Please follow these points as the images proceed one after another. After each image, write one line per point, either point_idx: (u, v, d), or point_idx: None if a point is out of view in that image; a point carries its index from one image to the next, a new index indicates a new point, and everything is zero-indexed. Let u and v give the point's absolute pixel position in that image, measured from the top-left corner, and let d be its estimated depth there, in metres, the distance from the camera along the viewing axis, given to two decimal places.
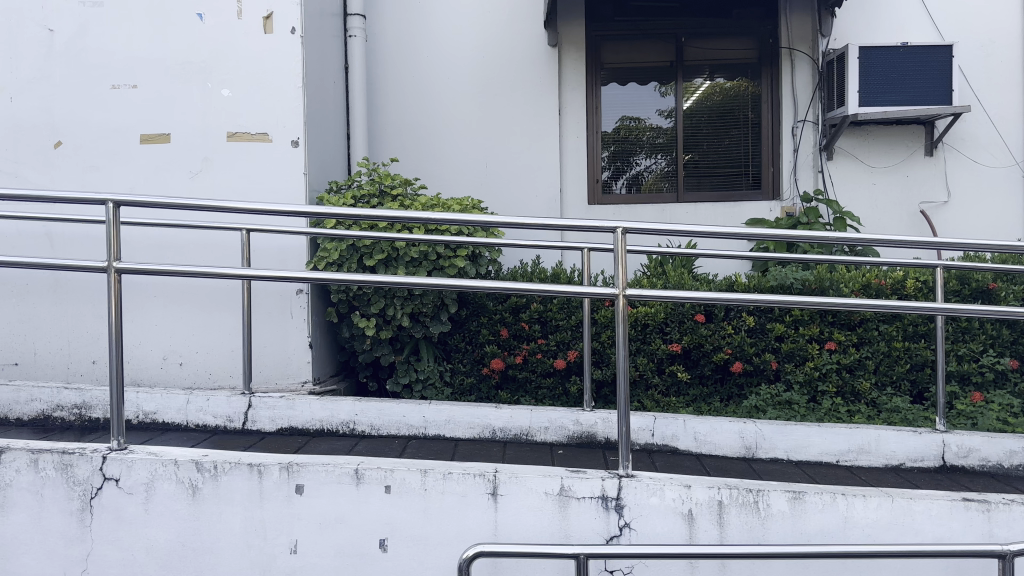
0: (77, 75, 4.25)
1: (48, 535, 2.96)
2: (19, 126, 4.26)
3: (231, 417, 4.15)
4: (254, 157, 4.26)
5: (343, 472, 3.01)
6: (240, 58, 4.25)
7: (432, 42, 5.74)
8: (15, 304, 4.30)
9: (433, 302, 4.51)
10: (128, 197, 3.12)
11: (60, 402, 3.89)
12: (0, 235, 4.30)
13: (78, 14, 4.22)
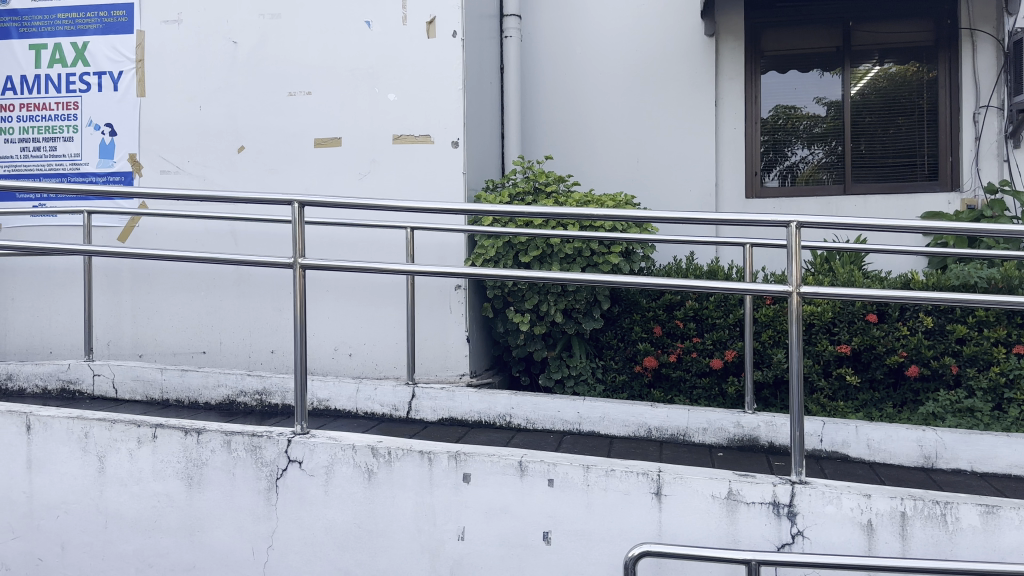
0: (258, 83, 4.54)
1: (239, 513, 3.14)
2: (207, 131, 4.58)
3: (396, 406, 4.32)
4: (417, 159, 4.40)
5: (507, 463, 3.04)
6: (405, 63, 4.40)
7: (585, 39, 5.73)
8: (203, 297, 4.65)
9: (586, 298, 4.46)
10: (309, 197, 3.29)
11: (243, 388, 4.18)
12: (191, 233, 4.67)
13: (259, 27, 4.51)
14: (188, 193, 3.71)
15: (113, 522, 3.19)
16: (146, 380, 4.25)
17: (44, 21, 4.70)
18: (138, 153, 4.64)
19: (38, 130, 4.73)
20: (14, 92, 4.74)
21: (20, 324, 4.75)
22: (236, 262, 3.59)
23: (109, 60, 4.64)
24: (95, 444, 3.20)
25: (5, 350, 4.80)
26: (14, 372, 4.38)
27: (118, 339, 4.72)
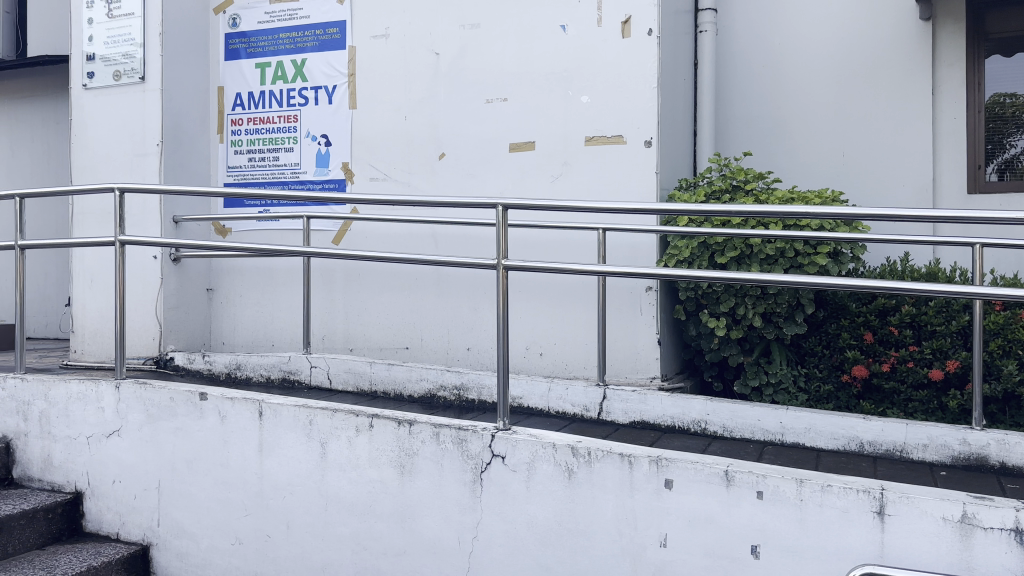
0: (458, 92, 4.70)
1: (446, 502, 3.21)
2: (411, 139, 4.82)
3: (587, 407, 4.33)
4: (612, 160, 4.38)
5: (712, 471, 2.84)
6: (600, 65, 4.39)
7: (785, 30, 5.50)
8: (406, 295, 4.89)
9: (788, 301, 4.25)
10: (513, 200, 3.34)
11: (443, 383, 4.36)
12: (396, 235, 4.94)
13: (459, 37, 4.68)
14: (395, 197, 3.91)
15: (332, 506, 3.37)
16: (357, 372, 4.54)
17: (268, 41, 5.10)
18: (349, 161, 4.96)
19: (263, 141, 5.13)
20: (242, 108, 5.16)
21: (247, 318, 5.21)
22: (434, 263, 3.73)
23: (324, 75, 4.98)
24: (318, 431, 3.41)
25: (233, 342, 5.26)
26: (241, 362, 4.75)
27: (331, 334, 5.07)
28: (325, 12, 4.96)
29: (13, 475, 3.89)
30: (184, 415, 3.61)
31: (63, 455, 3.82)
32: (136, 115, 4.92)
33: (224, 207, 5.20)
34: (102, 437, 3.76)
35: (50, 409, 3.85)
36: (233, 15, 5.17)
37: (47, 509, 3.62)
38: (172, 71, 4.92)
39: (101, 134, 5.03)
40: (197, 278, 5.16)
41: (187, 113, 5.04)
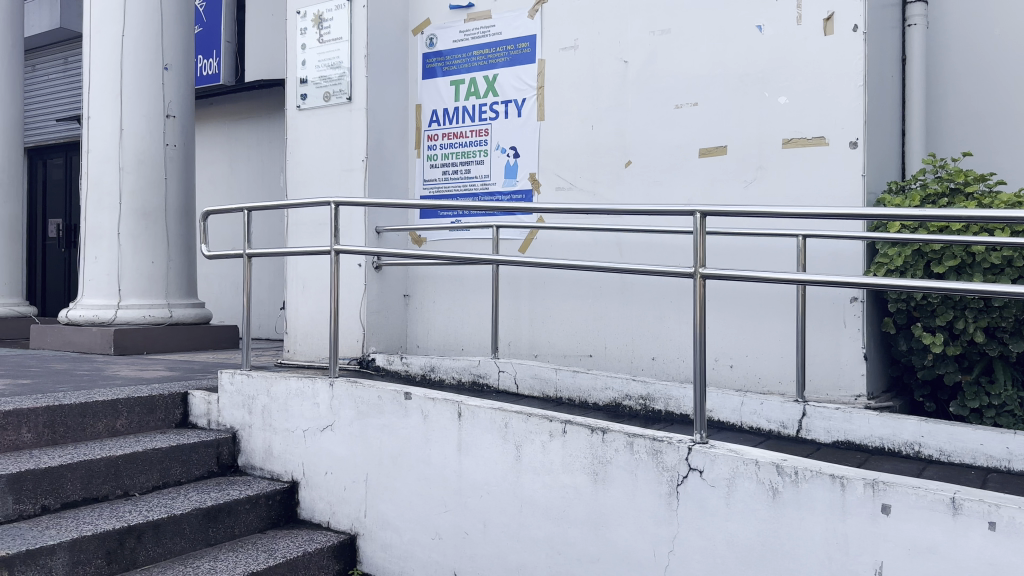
0: (648, 98, 4.67)
1: (642, 513, 3.16)
2: (599, 147, 4.84)
3: (785, 424, 4.14)
4: (811, 163, 4.19)
5: (937, 499, 2.60)
6: (799, 65, 4.22)
7: (1010, 18, 5.03)
8: (592, 303, 4.90)
9: (1015, 316, 3.91)
10: (712, 206, 3.17)
11: (629, 392, 4.30)
12: (582, 243, 4.98)
13: (649, 43, 4.66)
14: (586, 206, 3.94)
15: (527, 508, 3.44)
16: (542, 378, 4.59)
17: (462, 58, 5.29)
18: (537, 172, 5.06)
19: (456, 155, 5.33)
20: (437, 123, 5.40)
21: (439, 322, 5.44)
22: (615, 270, 3.68)
23: (514, 89, 5.11)
24: (514, 434, 3.48)
25: (426, 345, 5.51)
26: (434, 364, 4.96)
27: (517, 340, 5.18)
28: (517, 27, 5.10)
29: (239, 462, 4.28)
30: (390, 414, 3.83)
31: (282, 447, 4.16)
32: (343, 132, 5.29)
33: (419, 218, 5.46)
34: (316, 431, 4.06)
35: (271, 404, 4.21)
36: (429, 35, 5.42)
37: (268, 496, 3.95)
38: (375, 91, 5.25)
39: (313, 151, 5.45)
40: (394, 284, 5.46)
41: (387, 130, 5.35)
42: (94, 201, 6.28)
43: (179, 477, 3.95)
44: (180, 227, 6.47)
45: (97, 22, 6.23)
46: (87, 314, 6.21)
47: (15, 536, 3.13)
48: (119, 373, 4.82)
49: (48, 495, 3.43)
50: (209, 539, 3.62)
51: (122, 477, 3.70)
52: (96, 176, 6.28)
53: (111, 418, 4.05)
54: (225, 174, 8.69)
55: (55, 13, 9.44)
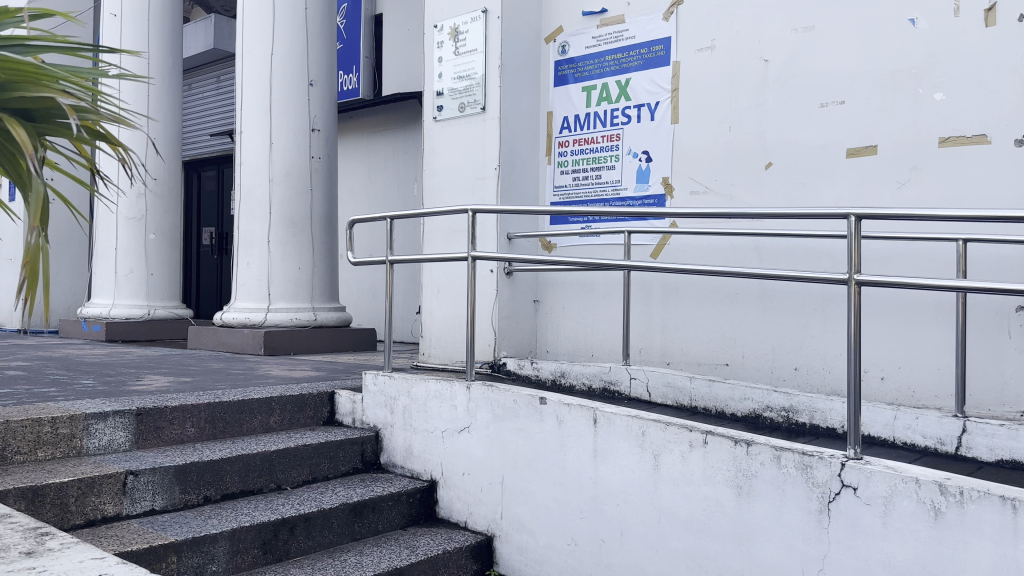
0: (790, 98, 4.53)
1: (789, 529, 3.05)
2: (736, 150, 4.72)
3: (942, 441, 3.90)
4: (971, 162, 3.93)
5: None
6: (957, 58, 3.98)
7: None
8: (729, 311, 4.78)
9: None
10: (867, 209, 3.00)
11: (769, 403, 4.17)
12: (718, 249, 4.86)
13: (792, 41, 4.51)
14: (725, 209, 3.85)
15: (666, 519, 3.39)
16: (677, 386, 4.51)
17: (595, 64, 5.29)
18: (670, 176, 4.99)
19: (587, 161, 5.33)
20: (569, 130, 5.41)
21: (569, 328, 5.45)
22: (754, 276, 3.58)
23: (647, 93, 5.07)
24: (652, 444, 3.44)
25: (556, 350, 5.53)
26: (565, 370, 4.97)
27: (649, 347, 5.12)
28: (651, 30, 5.05)
29: (381, 460, 4.43)
30: (526, 418, 3.86)
31: (421, 446, 4.28)
32: (478, 141, 5.40)
33: (550, 223, 5.49)
34: (454, 432, 4.15)
35: (411, 404, 4.34)
36: (562, 42, 5.45)
37: (409, 493, 4.07)
38: (509, 99, 5.34)
39: (448, 159, 5.59)
40: (525, 290, 5.52)
41: (520, 137, 5.42)
42: (246, 211, 6.69)
43: (326, 472, 4.15)
44: (323, 234, 6.79)
45: (249, 42, 6.63)
46: (239, 317, 6.62)
47: (183, 523, 3.36)
48: (271, 372, 5.11)
49: (209, 486, 3.67)
50: (354, 533, 3.77)
51: (276, 471, 3.92)
52: (248, 187, 6.68)
53: (265, 415, 4.30)
54: (362, 183, 9.05)
55: (211, 36, 10.17)
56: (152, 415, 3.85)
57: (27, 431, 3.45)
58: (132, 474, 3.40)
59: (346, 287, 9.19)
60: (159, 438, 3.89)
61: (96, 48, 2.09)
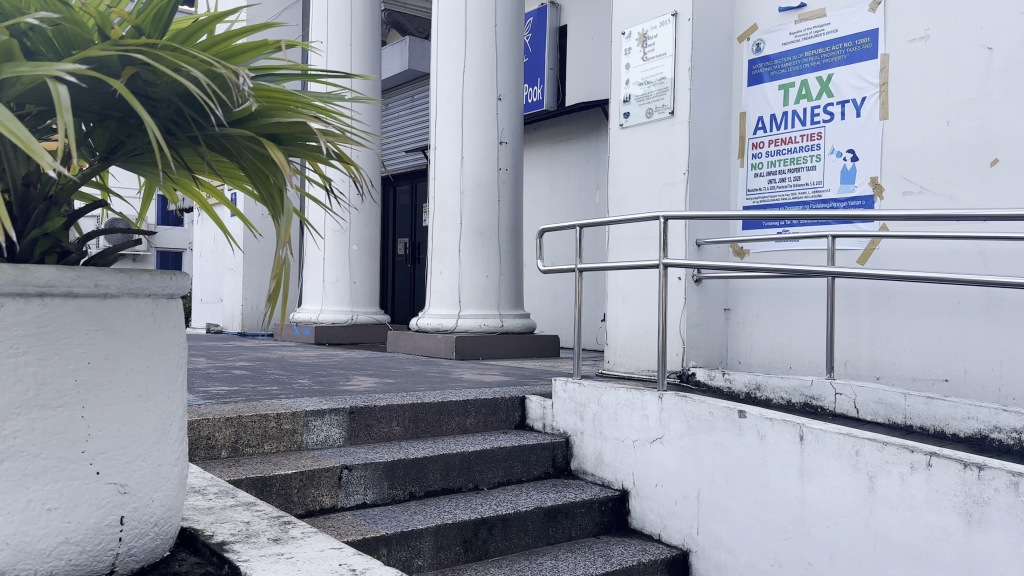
0: (1019, 88, 4.10)
1: None
2: (954, 147, 4.35)
3: None
4: None
5: None
6: None
7: None
8: (947, 322, 4.41)
9: None
10: None
11: (999, 424, 3.76)
12: (934, 254, 4.51)
13: (1020, 25, 4.09)
14: (943, 210, 3.54)
15: (882, 545, 3.16)
16: (889, 403, 4.20)
17: (793, 61, 5.07)
18: (879, 175, 4.68)
19: (784, 162, 5.11)
20: (763, 130, 5.21)
21: (764, 339, 5.24)
22: (981, 284, 3.27)
23: (853, 88, 4.79)
24: (866, 463, 3.22)
25: (749, 362, 5.33)
26: (761, 383, 4.77)
27: (856, 360, 4.81)
28: (856, 22, 4.78)
29: (571, 466, 4.46)
30: (723, 431, 3.74)
31: (613, 455, 4.26)
32: (667, 147, 5.32)
33: (743, 229, 5.30)
34: (646, 442, 4.10)
35: (602, 412, 4.33)
36: (757, 41, 5.26)
37: (602, 502, 4.06)
38: (700, 102, 5.22)
39: (636, 166, 5.55)
40: (716, 298, 5.37)
41: (712, 140, 5.29)
42: (439, 222, 6.98)
43: (520, 475, 4.24)
44: (510, 244, 6.96)
45: (442, 61, 6.94)
46: (433, 322, 6.93)
47: (392, 517, 3.55)
48: (464, 376, 5.29)
49: (414, 483, 3.85)
50: (549, 537, 3.81)
51: (473, 472, 4.05)
52: (441, 200, 6.98)
53: (461, 417, 4.46)
54: (545, 192, 9.20)
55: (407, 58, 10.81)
56: (362, 413, 4.11)
57: (256, 426, 3.78)
58: (347, 469, 3.64)
59: (530, 295, 9.39)
60: (368, 435, 4.14)
61: (338, 74, 2.19)
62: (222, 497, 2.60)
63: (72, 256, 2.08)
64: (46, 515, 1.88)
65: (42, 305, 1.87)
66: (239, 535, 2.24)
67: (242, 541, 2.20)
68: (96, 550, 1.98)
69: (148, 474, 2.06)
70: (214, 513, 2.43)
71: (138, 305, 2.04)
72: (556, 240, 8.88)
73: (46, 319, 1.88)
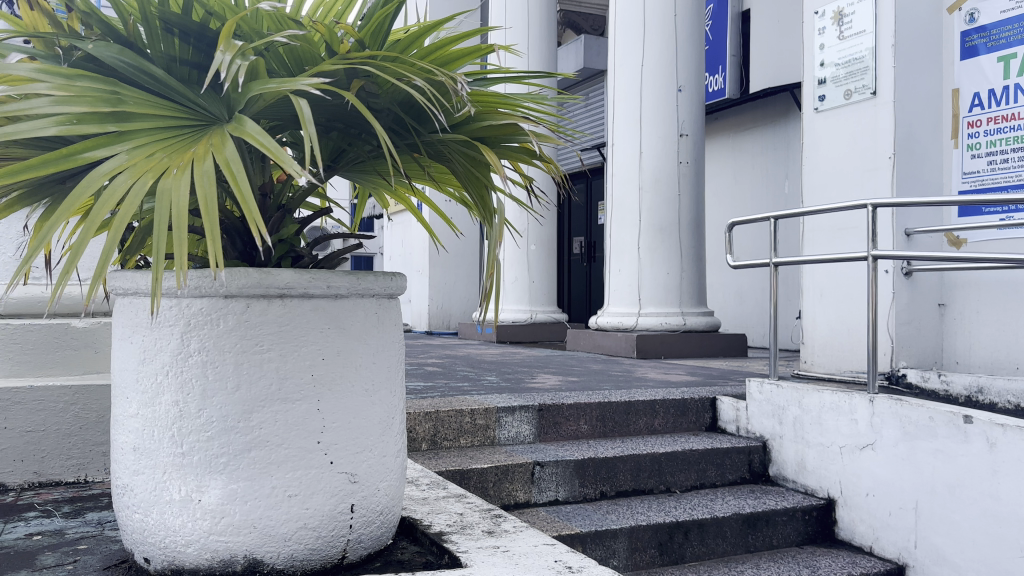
0: None
1: None
2: None
3: None
4: None
5: None
6: None
7: None
8: None
9: None
10: None
11: None
12: None
13: None
14: None
15: None
16: None
17: (1015, 29, 4.59)
18: None
19: (1006, 141, 4.61)
20: (980, 108, 4.72)
21: (985, 336, 4.77)
22: None
23: None
24: None
25: (969, 362, 4.87)
26: (984, 386, 4.33)
27: None
28: None
29: (769, 472, 4.27)
30: (945, 437, 3.43)
31: (817, 461, 4.03)
32: (869, 130, 4.99)
33: (959, 216, 4.85)
34: (856, 448, 3.84)
35: (804, 416, 4.11)
36: (970, 10, 4.80)
37: (805, 510, 3.86)
38: (906, 80, 4.84)
39: (834, 153, 5.25)
40: (928, 293, 4.96)
41: (919, 121, 4.89)
42: (617, 220, 6.94)
43: (715, 480, 4.11)
44: (692, 240, 6.77)
45: (620, 56, 6.88)
46: (614, 321, 6.91)
47: (585, 516, 3.53)
48: (649, 376, 5.20)
49: (606, 482, 3.83)
50: (748, 545, 3.66)
51: (665, 473, 3.97)
52: (619, 196, 6.93)
53: (650, 417, 4.39)
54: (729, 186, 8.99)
55: (582, 55, 10.89)
56: (551, 411, 4.13)
57: (452, 421, 3.91)
58: (539, 465, 3.67)
59: (714, 292, 9.15)
60: (558, 433, 4.17)
61: (541, 73, 2.15)
62: (435, 489, 2.72)
63: (304, 259, 2.24)
64: (287, 500, 2.04)
65: (282, 306, 2.04)
66: (455, 526, 2.32)
67: (459, 532, 2.27)
68: (330, 536, 2.12)
69: (374, 465, 2.19)
70: (429, 503, 2.56)
71: (364, 304, 2.19)
72: (747, 233, 8.56)
73: (286, 319, 2.05)
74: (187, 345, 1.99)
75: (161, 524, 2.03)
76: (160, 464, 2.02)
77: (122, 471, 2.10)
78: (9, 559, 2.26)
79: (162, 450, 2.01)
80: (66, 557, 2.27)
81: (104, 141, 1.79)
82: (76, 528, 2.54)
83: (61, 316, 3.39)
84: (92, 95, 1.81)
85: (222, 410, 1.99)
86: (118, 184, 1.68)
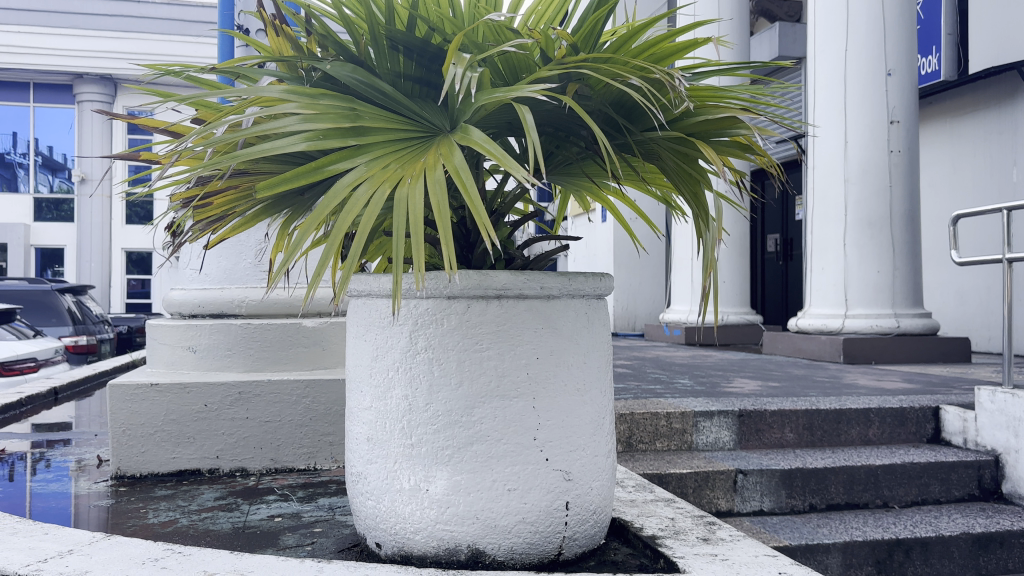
0: None
1: None
2: None
3: None
4: None
5: None
6: None
7: None
8: None
9: None
10: None
11: None
12: None
13: None
14: None
15: None
16: None
17: None
18: None
19: None
20: None
21: None
22: None
23: None
24: None
25: None
26: None
27: None
28: None
29: (1003, 489, 3.85)
30: None
31: None
32: None
33: None
34: None
35: None
36: None
37: None
38: None
39: None
40: None
41: None
42: (820, 215, 6.61)
43: (938, 496, 3.80)
44: (906, 234, 6.29)
45: (821, 44, 6.55)
46: (817, 323, 6.63)
47: (794, 529, 3.37)
48: (859, 382, 4.89)
49: (815, 494, 3.63)
50: (979, 568, 3.34)
51: (882, 487, 3.71)
52: (822, 190, 6.59)
53: (863, 426, 4.12)
54: (947, 176, 8.33)
55: (777, 44, 10.51)
56: (753, 417, 3.98)
57: (649, 423, 3.89)
58: (742, 473, 3.55)
59: (932, 291, 8.50)
60: (761, 440, 4.00)
61: (752, 64, 2.13)
62: (642, 491, 2.71)
63: (516, 260, 2.33)
64: (507, 494, 2.10)
65: (500, 306, 2.11)
66: (668, 531, 2.29)
67: (672, 536, 2.23)
68: (547, 531, 2.16)
69: (587, 463, 2.21)
70: (638, 506, 2.55)
71: (576, 304, 2.21)
72: (973, 226, 7.87)
73: (503, 318, 2.11)
74: (416, 343, 2.11)
75: (393, 510, 2.16)
76: (392, 454, 2.15)
77: (357, 460, 2.26)
78: (255, 538, 2.48)
79: (393, 441, 2.14)
80: (304, 538, 2.47)
81: (345, 155, 1.93)
82: (311, 512, 2.75)
83: (313, 314, 3.71)
84: (335, 112, 1.96)
85: (447, 405, 2.08)
86: (360, 194, 1.81)
